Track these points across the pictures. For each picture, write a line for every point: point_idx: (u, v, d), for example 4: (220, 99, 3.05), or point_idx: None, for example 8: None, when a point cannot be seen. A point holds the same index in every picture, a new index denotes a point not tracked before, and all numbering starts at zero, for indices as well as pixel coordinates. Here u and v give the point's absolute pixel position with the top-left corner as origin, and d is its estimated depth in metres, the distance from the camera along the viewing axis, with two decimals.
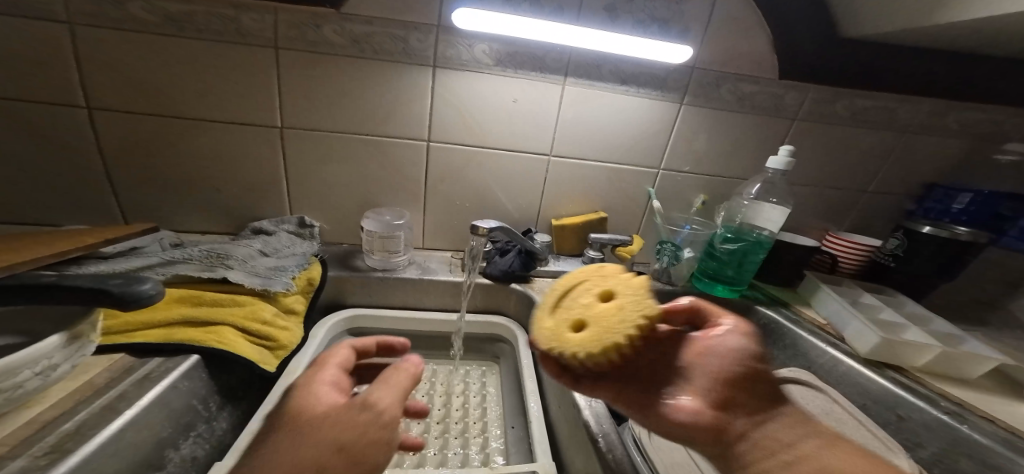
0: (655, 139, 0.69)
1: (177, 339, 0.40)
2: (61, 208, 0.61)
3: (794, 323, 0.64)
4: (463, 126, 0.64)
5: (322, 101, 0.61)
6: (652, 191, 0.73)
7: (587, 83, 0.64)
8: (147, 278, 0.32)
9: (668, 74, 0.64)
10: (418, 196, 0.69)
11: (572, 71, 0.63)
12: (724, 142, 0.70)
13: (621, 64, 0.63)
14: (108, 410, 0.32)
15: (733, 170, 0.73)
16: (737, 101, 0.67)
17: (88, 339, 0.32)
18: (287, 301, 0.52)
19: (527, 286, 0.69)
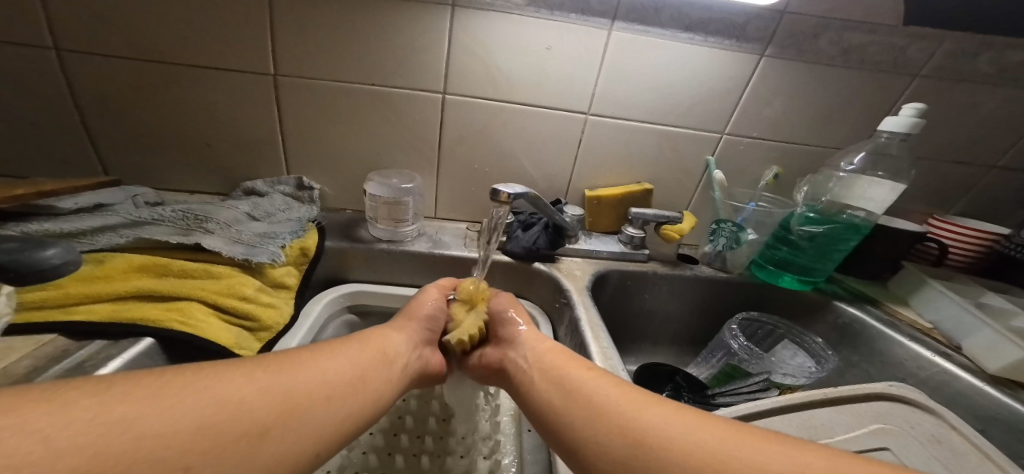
0: (725, 98, 0.55)
1: (130, 317, 0.33)
2: (39, 160, 0.55)
3: (888, 326, 0.52)
4: (485, 80, 0.53)
5: (316, 49, 0.50)
6: (713, 161, 0.59)
7: (642, 30, 0.50)
8: (52, 243, 0.26)
9: (749, 20, 0.49)
10: (430, 160, 0.59)
11: (622, 16, 0.49)
12: (813, 102, 0.55)
13: (688, 7, 0.49)
14: None
15: (820, 137, 0.58)
16: (840, 54, 0.51)
17: None
18: (275, 274, 0.44)
19: (553, 267, 0.59)
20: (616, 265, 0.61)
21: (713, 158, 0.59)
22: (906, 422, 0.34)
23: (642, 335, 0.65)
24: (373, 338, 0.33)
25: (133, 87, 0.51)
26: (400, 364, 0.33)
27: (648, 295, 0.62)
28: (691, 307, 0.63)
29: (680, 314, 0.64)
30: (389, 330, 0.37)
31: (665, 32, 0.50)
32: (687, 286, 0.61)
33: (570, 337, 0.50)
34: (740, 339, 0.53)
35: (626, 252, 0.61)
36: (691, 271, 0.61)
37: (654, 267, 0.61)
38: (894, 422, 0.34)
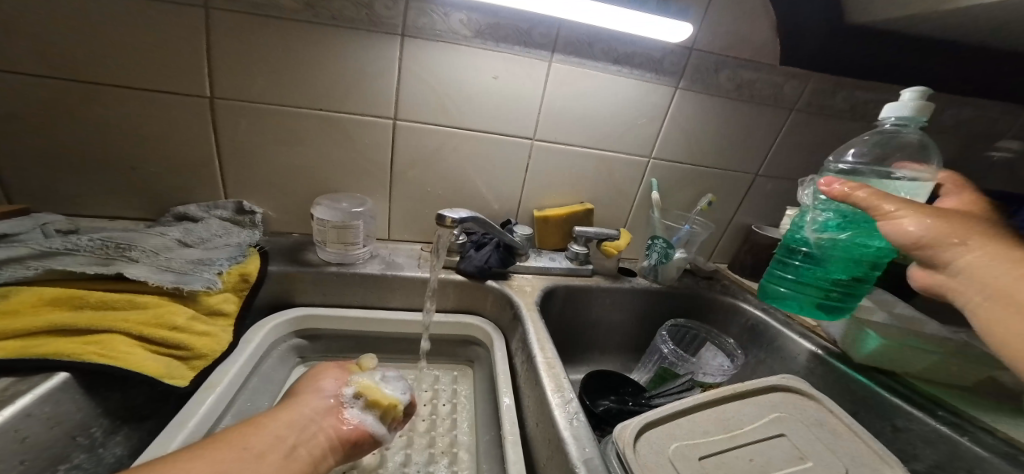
0: (649, 126, 0.62)
1: (40, 353, 0.31)
2: None
3: (785, 325, 0.59)
4: (434, 105, 0.56)
5: (260, 68, 0.50)
6: (656, 183, 0.66)
7: (577, 62, 0.56)
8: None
9: (666, 55, 0.57)
10: (382, 183, 0.60)
11: (560, 49, 0.55)
12: (721, 130, 0.65)
13: (615, 45, 0.56)
14: None
15: (728, 162, 0.68)
16: (735, 89, 0.61)
17: None
18: (211, 301, 0.42)
19: (505, 284, 0.62)
20: (563, 280, 0.65)
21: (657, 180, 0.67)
22: (796, 409, 0.38)
23: (591, 344, 0.69)
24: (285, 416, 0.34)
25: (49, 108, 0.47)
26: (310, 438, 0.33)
27: (593, 307, 0.67)
28: (631, 316, 0.69)
29: (624, 322, 0.69)
30: (292, 403, 0.36)
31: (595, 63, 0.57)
32: (626, 297, 0.67)
33: (521, 350, 0.52)
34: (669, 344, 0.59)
35: (572, 268, 0.65)
36: (630, 283, 0.67)
37: (597, 281, 0.66)
38: (786, 410, 0.38)
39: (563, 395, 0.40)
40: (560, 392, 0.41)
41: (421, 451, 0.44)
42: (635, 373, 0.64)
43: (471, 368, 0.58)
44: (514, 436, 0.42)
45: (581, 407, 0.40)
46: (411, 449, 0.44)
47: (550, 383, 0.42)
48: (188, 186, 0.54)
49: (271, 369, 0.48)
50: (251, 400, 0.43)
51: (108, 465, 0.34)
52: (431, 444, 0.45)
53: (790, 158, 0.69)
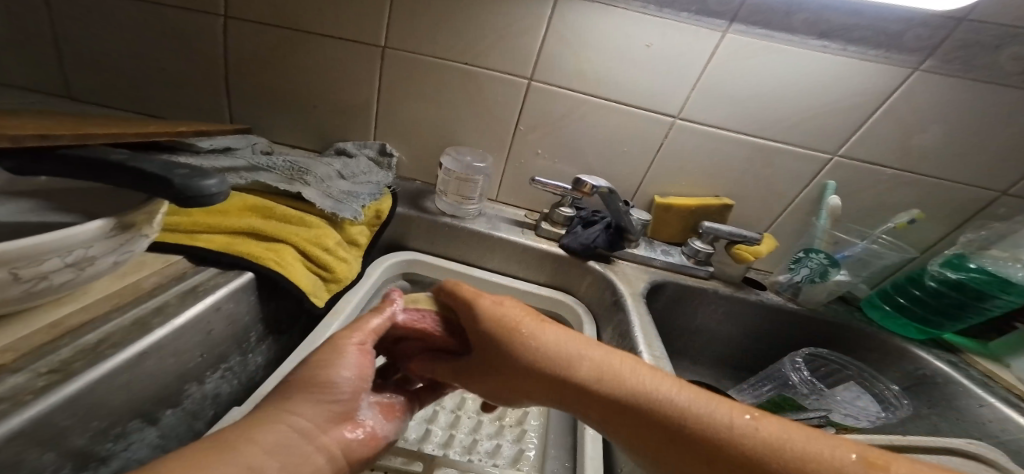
0: (844, 116, 0.48)
1: (240, 251, 0.36)
2: (152, 102, 0.59)
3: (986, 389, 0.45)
4: (573, 69, 0.50)
5: (416, 21, 0.50)
6: (834, 186, 0.52)
7: (763, 34, 0.45)
8: (215, 172, 0.23)
9: (910, 28, 0.42)
10: (501, 143, 0.58)
11: (742, 17, 0.44)
12: (956, 132, 0.47)
13: (830, 9, 0.42)
14: (140, 324, 0.27)
15: (955, 173, 0.49)
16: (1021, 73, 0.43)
17: (144, 233, 0.23)
18: (351, 231, 0.47)
19: (607, 268, 0.58)
20: (673, 276, 0.58)
21: (834, 183, 0.52)
22: None
23: (681, 352, 0.62)
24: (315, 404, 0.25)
25: (248, 47, 0.54)
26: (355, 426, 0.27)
27: (698, 313, 0.60)
28: (741, 333, 0.60)
29: (730, 341, 0.61)
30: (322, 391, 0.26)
31: (793, 38, 0.45)
32: (743, 311, 0.58)
33: (615, 342, 0.50)
34: (799, 373, 0.49)
35: (684, 265, 0.58)
36: (756, 296, 0.57)
37: (714, 286, 0.58)
38: None
39: None
40: None
41: (490, 423, 0.43)
42: (738, 393, 0.56)
43: None
44: (594, 432, 0.39)
45: None
46: (482, 417, 0.44)
47: None
48: (333, 124, 0.59)
49: None
50: None
51: (248, 371, 0.39)
52: (501, 417, 0.44)
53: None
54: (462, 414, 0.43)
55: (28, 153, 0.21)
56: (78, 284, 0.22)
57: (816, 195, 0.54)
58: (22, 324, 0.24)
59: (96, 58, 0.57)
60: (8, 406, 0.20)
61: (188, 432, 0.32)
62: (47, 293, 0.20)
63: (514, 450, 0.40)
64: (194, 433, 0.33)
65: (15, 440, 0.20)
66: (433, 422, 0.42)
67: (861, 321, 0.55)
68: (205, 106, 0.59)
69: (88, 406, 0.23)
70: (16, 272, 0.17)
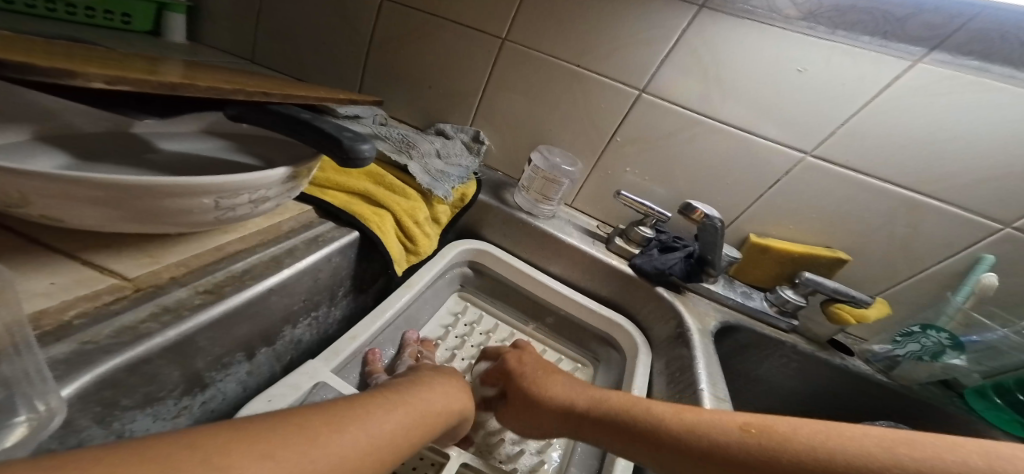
0: (1020, 184, 0.41)
1: (352, 209, 0.39)
2: (290, 62, 0.66)
3: None
4: (705, 85, 0.47)
5: (550, 16, 0.50)
6: (992, 260, 0.44)
7: (976, 67, 0.39)
8: (370, 139, 0.25)
9: None
10: (597, 149, 0.57)
11: (947, 45, 0.39)
12: None
13: None
14: (272, 262, 0.30)
15: None
16: None
17: (301, 183, 0.27)
18: (439, 210, 0.48)
19: (678, 298, 0.55)
20: (748, 322, 0.54)
21: (994, 257, 0.44)
22: None
23: (736, 399, 0.57)
24: (351, 413, 0.22)
25: (387, 26, 0.57)
26: (439, 414, 0.28)
27: (764, 365, 0.55)
28: (809, 398, 0.54)
29: (793, 397, 0.55)
30: (362, 408, 0.23)
31: (1018, 74, 0.38)
32: (818, 374, 0.52)
33: (674, 377, 0.47)
34: None
35: (766, 312, 0.53)
36: (840, 360, 0.51)
37: (793, 341, 0.52)
38: None
39: None
40: None
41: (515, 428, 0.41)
42: None
43: (593, 366, 0.54)
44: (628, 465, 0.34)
45: None
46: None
47: None
48: (438, 105, 0.61)
49: (438, 289, 0.55)
50: (419, 310, 0.50)
51: (324, 324, 0.41)
52: None
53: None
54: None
55: (249, 105, 0.26)
56: (247, 218, 0.27)
57: (961, 268, 0.47)
58: (196, 243, 0.27)
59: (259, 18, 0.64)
60: (170, 318, 0.22)
61: (268, 372, 0.34)
62: (232, 220, 0.25)
63: (536, 461, 0.37)
64: (274, 373, 0.35)
65: (168, 349, 0.22)
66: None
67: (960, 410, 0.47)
68: (333, 72, 0.64)
69: (220, 331, 0.26)
70: (218, 200, 0.22)
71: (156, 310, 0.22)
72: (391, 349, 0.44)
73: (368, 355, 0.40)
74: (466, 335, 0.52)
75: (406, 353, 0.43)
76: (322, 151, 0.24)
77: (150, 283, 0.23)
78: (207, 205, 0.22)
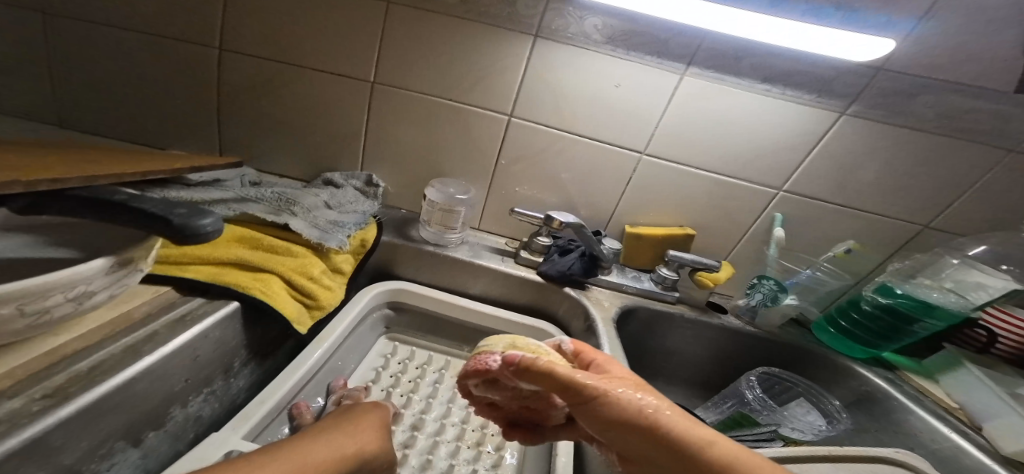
0: (787, 152, 0.54)
1: (226, 280, 0.38)
2: (152, 132, 0.61)
3: (913, 401, 0.50)
4: (554, 108, 0.56)
5: (413, 55, 0.54)
6: (781, 218, 0.58)
7: (714, 78, 0.51)
8: (211, 211, 0.25)
9: (839, 76, 0.48)
10: (486, 173, 0.62)
11: (698, 61, 0.50)
12: (887, 171, 0.53)
13: (772, 58, 0.48)
14: (129, 351, 0.29)
15: (894, 208, 0.55)
16: (938, 118, 0.48)
17: (135, 269, 0.27)
18: (337, 259, 0.48)
19: (583, 294, 0.61)
20: (643, 302, 0.61)
21: (782, 215, 0.58)
22: None
23: (653, 372, 0.65)
24: None
25: (243, 79, 0.56)
26: (323, 460, 0.29)
27: (668, 337, 0.63)
28: (705, 354, 0.63)
29: (694, 356, 0.64)
30: None
31: (741, 81, 0.50)
32: (709, 335, 0.62)
33: None
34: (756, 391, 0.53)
35: (655, 291, 0.62)
36: (719, 321, 0.61)
37: (681, 310, 0.61)
38: None
39: None
40: None
41: (467, 449, 0.43)
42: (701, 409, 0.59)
43: None
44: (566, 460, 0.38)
45: None
46: (461, 442, 0.44)
47: None
48: (328, 154, 0.61)
49: (361, 335, 0.55)
50: (344, 358, 0.50)
51: (230, 394, 0.39)
52: (479, 443, 0.44)
53: (987, 214, 0.53)
54: (440, 441, 0.43)
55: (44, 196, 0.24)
56: (72, 316, 0.26)
57: (766, 227, 0.60)
58: (24, 351, 0.25)
59: (88, 80, 0.57)
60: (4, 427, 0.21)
61: (165, 455, 0.33)
62: (47, 322, 0.24)
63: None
64: (167, 459, 0.33)
65: (5, 462, 0.21)
66: (410, 448, 0.42)
67: (812, 343, 0.60)
68: (197, 131, 0.60)
69: (76, 431, 0.24)
70: (21, 308, 0.21)
71: None
72: (318, 400, 0.44)
73: (293, 410, 0.39)
74: (400, 372, 0.52)
75: (334, 399, 0.43)
76: (153, 231, 0.24)
77: None
78: (8, 314, 0.21)
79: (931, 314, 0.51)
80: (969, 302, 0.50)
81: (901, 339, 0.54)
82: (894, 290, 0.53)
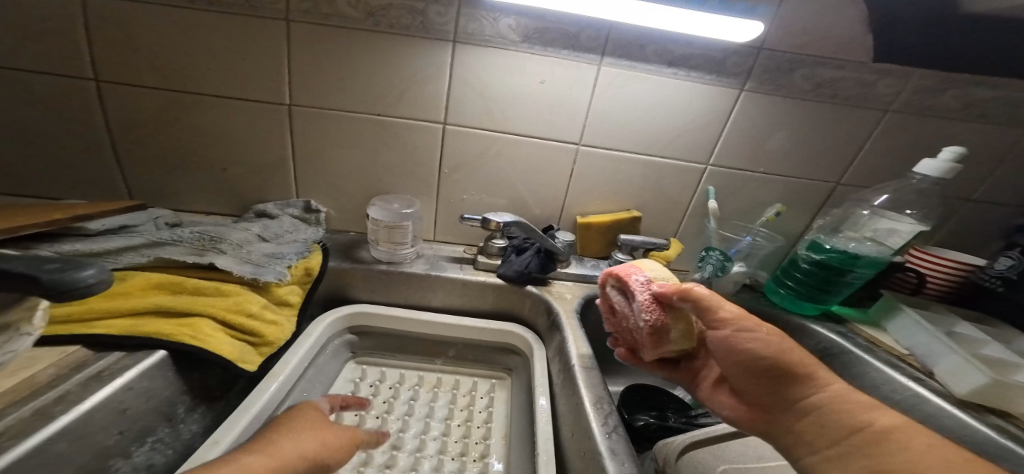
0: (710, 129, 0.56)
1: (143, 330, 0.35)
2: (59, 184, 0.56)
3: (866, 351, 0.53)
4: (483, 111, 0.56)
5: (328, 76, 0.52)
6: (713, 190, 0.60)
7: (628, 66, 0.52)
8: (91, 263, 0.23)
9: (728, 57, 0.51)
10: (429, 185, 0.61)
11: (610, 51, 0.51)
12: (801, 136, 0.56)
13: (672, 43, 0.50)
14: (39, 415, 0.27)
15: (816, 167, 0.58)
16: (813, 88, 0.53)
17: (19, 333, 0.25)
18: (279, 292, 0.45)
19: (544, 290, 0.61)
20: None
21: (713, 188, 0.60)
22: None
23: None
24: None
25: (146, 112, 0.53)
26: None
27: None
28: None
29: None
30: None
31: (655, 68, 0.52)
32: None
33: (557, 358, 0.52)
34: None
35: None
36: None
37: None
38: None
39: (602, 407, 0.40)
40: (598, 404, 0.41)
41: (451, 461, 0.42)
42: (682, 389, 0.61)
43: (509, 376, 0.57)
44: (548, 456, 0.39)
45: (620, 421, 0.39)
46: (444, 454, 0.43)
47: (589, 395, 0.42)
48: (262, 184, 0.59)
49: (323, 364, 0.52)
50: (309, 387, 0.47)
51: (184, 440, 0.38)
52: (463, 453, 0.44)
53: (895, 163, 0.57)
54: (423, 456, 0.42)
55: None
56: None
57: (702, 201, 0.62)
58: None
59: None
60: None
61: None
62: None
63: None
64: None
65: None
66: (394, 467, 0.41)
67: (767, 305, 0.62)
68: (110, 178, 0.56)
69: None
70: None
71: None
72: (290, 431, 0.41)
73: None
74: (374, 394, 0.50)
75: None
76: (20, 292, 0.21)
77: None
78: None
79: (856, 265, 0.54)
80: (884, 249, 0.54)
81: (838, 291, 0.57)
82: (822, 247, 0.55)
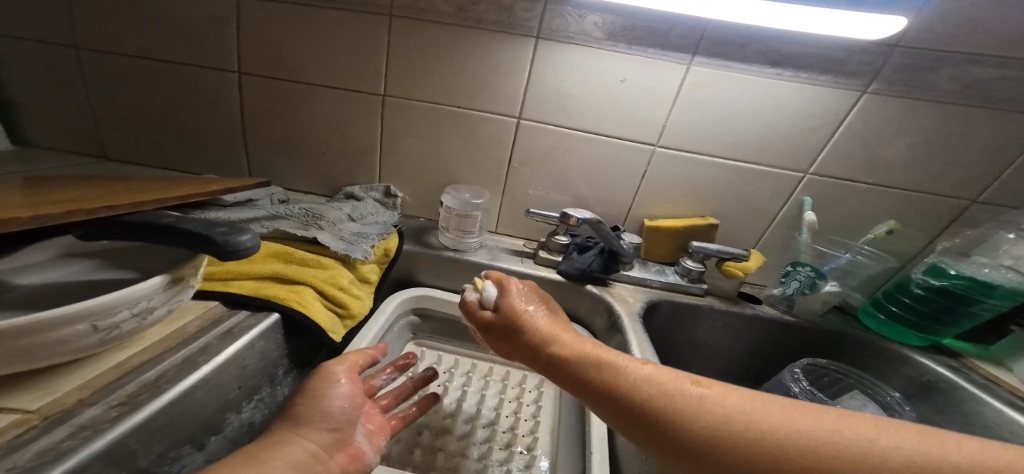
0: (808, 134, 0.51)
1: (265, 293, 0.40)
2: (182, 158, 0.65)
3: (983, 390, 0.47)
4: (561, 107, 0.55)
5: (417, 70, 0.55)
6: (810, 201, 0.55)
7: (723, 65, 0.49)
8: (247, 228, 0.27)
9: (852, 55, 0.46)
10: (498, 177, 0.62)
11: (702, 50, 0.49)
12: (920, 146, 0.50)
13: (777, 41, 0.47)
14: (187, 362, 0.32)
15: (933, 181, 0.52)
16: (957, 90, 0.46)
17: (188, 284, 0.29)
18: (364, 269, 0.49)
19: (605, 290, 0.60)
20: (668, 295, 0.60)
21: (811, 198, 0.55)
22: None
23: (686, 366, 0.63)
24: None
25: (258, 98, 0.59)
26: None
27: (697, 328, 0.61)
28: (740, 346, 0.61)
29: (727, 349, 0.61)
30: None
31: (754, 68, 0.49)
32: (742, 324, 0.59)
33: None
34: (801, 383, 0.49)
35: (679, 284, 0.60)
36: (753, 310, 0.59)
37: (710, 302, 0.59)
38: None
39: None
40: None
41: (500, 449, 0.44)
42: None
43: None
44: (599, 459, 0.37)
45: None
46: (491, 443, 0.44)
47: None
48: (346, 168, 0.64)
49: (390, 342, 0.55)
50: None
51: (277, 401, 0.41)
52: (511, 444, 0.44)
53: None
54: (472, 442, 0.44)
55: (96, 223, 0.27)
56: (139, 330, 0.28)
57: (795, 212, 0.57)
58: (95, 366, 0.29)
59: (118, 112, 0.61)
60: (89, 432, 0.25)
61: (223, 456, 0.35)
62: (118, 338, 0.26)
63: None
64: None
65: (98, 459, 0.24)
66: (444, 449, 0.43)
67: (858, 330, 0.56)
68: (222, 154, 0.64)
69: (150, 435, 0.27)
70: (94, 323, 0.23)
71: (72, 430, 0.25)
72: None
73: None
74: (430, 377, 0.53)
75: None
76: (198, 250, 0.26)
77: (56, 410, 0.25)
78: (84, 331, 0.23)
79: (991, 292, 0.47)
80: None
81: (959, 322, 0.49)
82: (943, 270, 0.49)
